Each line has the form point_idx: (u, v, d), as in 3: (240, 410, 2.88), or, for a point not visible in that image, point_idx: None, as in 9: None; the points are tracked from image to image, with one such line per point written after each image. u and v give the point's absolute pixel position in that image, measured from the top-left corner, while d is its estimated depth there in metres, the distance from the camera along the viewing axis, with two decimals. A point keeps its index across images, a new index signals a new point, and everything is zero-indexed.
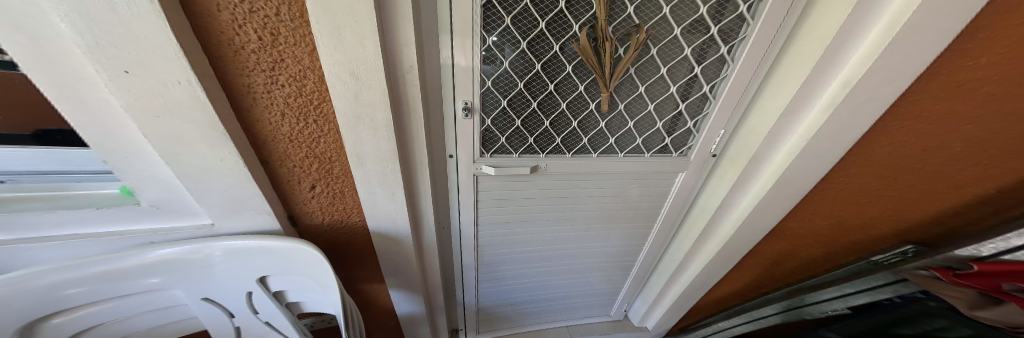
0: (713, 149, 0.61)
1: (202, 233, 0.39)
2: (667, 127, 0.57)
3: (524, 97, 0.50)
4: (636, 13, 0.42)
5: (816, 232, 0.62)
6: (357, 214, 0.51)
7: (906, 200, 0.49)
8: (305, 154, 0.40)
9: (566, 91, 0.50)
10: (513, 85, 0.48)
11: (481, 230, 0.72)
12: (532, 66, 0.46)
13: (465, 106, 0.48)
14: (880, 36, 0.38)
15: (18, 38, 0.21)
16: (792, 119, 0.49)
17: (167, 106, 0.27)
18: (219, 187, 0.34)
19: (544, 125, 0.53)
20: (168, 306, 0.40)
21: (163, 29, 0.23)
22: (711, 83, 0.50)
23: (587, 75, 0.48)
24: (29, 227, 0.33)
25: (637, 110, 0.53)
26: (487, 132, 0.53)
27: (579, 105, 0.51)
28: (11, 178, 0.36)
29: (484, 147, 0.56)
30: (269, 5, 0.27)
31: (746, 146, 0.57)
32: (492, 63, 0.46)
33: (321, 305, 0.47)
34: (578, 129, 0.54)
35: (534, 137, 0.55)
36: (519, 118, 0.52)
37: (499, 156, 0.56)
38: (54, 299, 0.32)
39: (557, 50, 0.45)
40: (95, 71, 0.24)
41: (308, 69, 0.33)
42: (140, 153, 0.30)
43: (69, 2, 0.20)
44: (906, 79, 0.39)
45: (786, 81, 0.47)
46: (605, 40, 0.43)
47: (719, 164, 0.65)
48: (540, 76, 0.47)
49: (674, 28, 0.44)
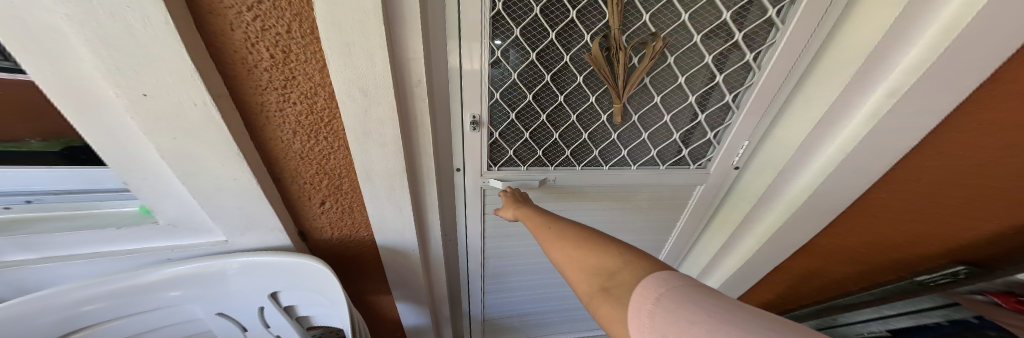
0: (735, 161, 0.59)
1: (216, 250, 0.39)
2: (684, 138, 0.55)
3: (533, 110, 0.49)
4: (651, 21, 0.41)
5: (852, 249, 0.58)
6: (365, 229, 0.51)
7: (956, 219, 0.45)
8: (315, 171, 0.40)
9: (577, 102, 0.49)
10: (521, 96, 0.47)
11: (487, 242, 0.72)
12: (541, 77, 0.46)
13: (473, 119, 0.48)
14: (933, 43, 0.35)
15: (45, 65, 0.22)
16: (829, 128, 0.47)
17: (183, 128, 0.28)
18: (233, 205, 0.35)
19: (553, 137, 0.52)
20: (183, 321, 0.40)
21: (179, 50, 0.23)
22: (734, 92, 0.48)
23: (599, 85, 0.47)
24: (54, 246, 0.34)
25: (652, 121, 0.51)
26: (494, 145, 0.53)
27: (590, 116, 0.50)
28: (38, 197, 0.37)
29: (492, 160, 0.55)
30: (281, 23, 0.28)
31: (774, 157, 0.54)
32: (500, 73, 0.45)
33: (330, 319, 0.47)
34: (588, 141, 0.53)
35: (543, 150, 0.54)
36: (527, 130, 0.51)
37: (507, 169, 0.55)
38: (75, 317, 0.33)
39: (567, 60, 0.44)
40: (116, 95, 0.24)
41: (319, 85, 0.33)
42: (158, 173, 0.31)
43: (92, 25, 0.21)
44: (960, 88, 0.36)
45: (822, 88, 0.44)
46: (619, 50, 0.42)
47: (742, 175, 0.62)
48: (549, 87, 0.47)
49: (692, 35, 0.42)
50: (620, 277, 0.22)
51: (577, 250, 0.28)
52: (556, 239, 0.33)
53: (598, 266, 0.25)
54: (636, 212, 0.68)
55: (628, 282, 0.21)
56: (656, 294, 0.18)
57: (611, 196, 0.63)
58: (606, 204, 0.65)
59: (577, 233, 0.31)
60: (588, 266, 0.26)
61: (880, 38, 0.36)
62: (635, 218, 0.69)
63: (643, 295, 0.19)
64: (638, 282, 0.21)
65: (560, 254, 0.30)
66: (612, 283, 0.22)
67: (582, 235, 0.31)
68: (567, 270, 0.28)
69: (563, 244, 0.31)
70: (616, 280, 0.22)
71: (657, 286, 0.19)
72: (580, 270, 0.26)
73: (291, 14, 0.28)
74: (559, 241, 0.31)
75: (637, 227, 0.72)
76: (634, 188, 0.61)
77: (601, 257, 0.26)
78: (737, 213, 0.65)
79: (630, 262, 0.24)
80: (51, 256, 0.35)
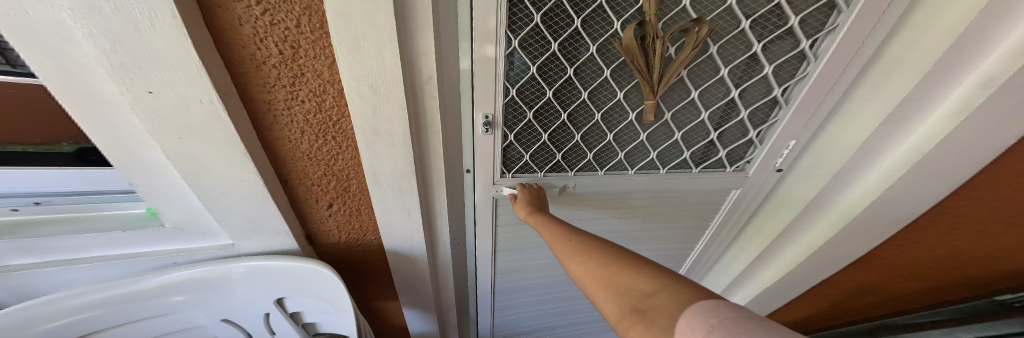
0: (779, 164, 0.56)
1: (222, 254, 0.38)
2: (718, 139, 0.51)
3: (553, 107, 0.47)
4: (692, 7, 0.38)
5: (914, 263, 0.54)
6: (372, 233, 0.49)
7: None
8: (324, 172, 0.39)
9: (602, 100, 0.46)
10: (541, 93, 0.45)
11: (498, 256, 0.69)
12: (565, 71, 0.43)
13: (487, 119, 0.45)
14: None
15: (45, 61, 0.20)
16: (901, 126, 0.43)
17: (189, 127, 0.26)
18: (239, 208, 0.34)
19: (574, 138, 0.50)
20: (187, 328, 0.39)
21: (185, 44, 0.22)
22: (784, 86, 0.45)
23: (629, 79, 0.45)
24: (63, 248, 0.34)
25: (687, 119, 0.48)
26: (510, 148, 0.51)
27: (617, 115, 0.48)
28: (45, 199, 0.37)
29: (505, 166, 0.53)
30: (290, 17, 0.27)
31: (826, 160, 0.52)
32: (519, 68, 0.43)
33: (336, 327, 0.45)
34: (613, 142, 0.51)
35: (563, 153, 0.52)
36: (546, 132, 0.49)
37: (523, 176, 0.53)
38: (80, 321, 0.32)
39: (594, 52, 0.42)
40: (120, 92, 0.23)
41: (328, 83, 0.32)
42: (165, 174, 0.30)
43: (91, 17, 0.19)
44: None
45: (891, 84, 0.41)
46: (655, 38, 0.38)
47: (786, 179, 0.60)
48: (572, 82, 0.44)
49: (741, 21, 0.39)
50: (657, 300, 0.19)
51: (603, 267, 0.25)
52: (577, 253, 0.30)
53: (630, 286, 0.22)
54: (653, 217, 0.64)
55: (668, 306, 0.18)
56: (702, 321, 0.15)
57: (630, 203, 0.60)
58: (621, 210, 0.61)
59: (602, 249, 0.28)
60: (617, 286, 0.23)
61: (966, 27, 0.33)
62: (652, 224, 0.66)
63: (689, 324, 0.15)
64: (681, 307, 0.17)
65: (582, 269, 0.27)
66: (648, 305, 0.19)
67: (609, 252, 0.27)
68: (591, 288, 0.25)
69: (586, 259, 0.28)
70: (652, 302, 0.19)
71: (703, 312, 0.15)
72: (606, 288, 0.23)
73: (300, 7, 0.26)
74: (581, 257, 0.28)
75: (653, 233, 0.68)
76: (655, 195, 0.58)
77: (631, 276, 0.23)
78: (779, 219, 0.63)
79: (668, 284, 0.20)
80: (57, 260, 0.35)
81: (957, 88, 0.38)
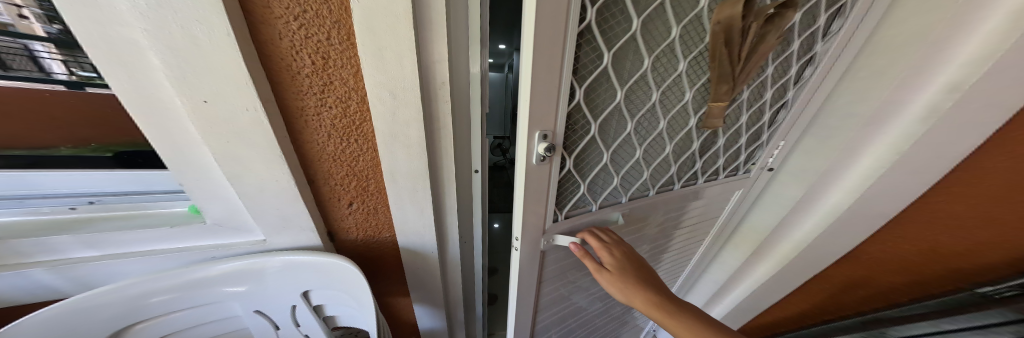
0: (772, 162, 0.62)
1: (255, 249, 0.41)
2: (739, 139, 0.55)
3: (622, 113, 0.42)
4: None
5: (900, 256, 0.58)
6: (389, 230, 0.52)
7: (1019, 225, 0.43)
8: (347, 172, 0.41)
9: (669, 104, 0.46)
10: (611, 94, 0.39)
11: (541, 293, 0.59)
12: (642, 63, 0.38)
13: (546, 136, 0.34)
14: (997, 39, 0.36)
15: (122, 77, 0.23)
16: (878, 127, 0.49)
17: (237, 132, 0.29)
18: (268, 206, 0.36)
19: (635, 156, 0.47)
20: (226, 317, 0.42)
21: (237, 58, 0.25)
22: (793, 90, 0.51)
23: (700, 76, 0.45)
24: (112, 244, 0.38)
25: (729, 123, 0.53)
26: (567, 178, 0.44)
27: (680, 121, 0.49)
28: (102, 198, 0.42)
29: (558, 206, 0.46)
30: (322, 30, 0.29)
31: (814, 160, 0.58)
32: (595, 61, 0.35)
33: (355, 320, 0.47)
34: (670, 155, 0.51)
35: (620, 178, 0.49)
36: (608, 152, 0.44)
37: (574, 215, 0.48)
38: (134, 309, 0.35)
39: (676, 36, 0.37)
40: (180, 102, 0.26)
41: (353, 90, 0.35)
42: (212, 177, 0.32)
43: (161, 37, 0.22)
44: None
45: (876, 84, 0.47)
46: (751, 20, 0.36)
47: (774, 178, 0.67)
48: (644, 79, 0.40)
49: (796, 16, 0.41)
50: None
51: None
52: None
53: None
54: None
55: None
56: None
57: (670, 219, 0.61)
58: None
59: None
60: None
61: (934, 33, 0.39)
62: None
63: None
64: None
65: None
66: None
67: None
68: None
69: None
70: None
71: None
72: None
73: (331, 22, 0.29)
74: None
75: None
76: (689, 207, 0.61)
77: None
78: (770, 215, 0.69)
79: None
80: (110, 253, 0.38)
81: (928, 91, 0.43)
